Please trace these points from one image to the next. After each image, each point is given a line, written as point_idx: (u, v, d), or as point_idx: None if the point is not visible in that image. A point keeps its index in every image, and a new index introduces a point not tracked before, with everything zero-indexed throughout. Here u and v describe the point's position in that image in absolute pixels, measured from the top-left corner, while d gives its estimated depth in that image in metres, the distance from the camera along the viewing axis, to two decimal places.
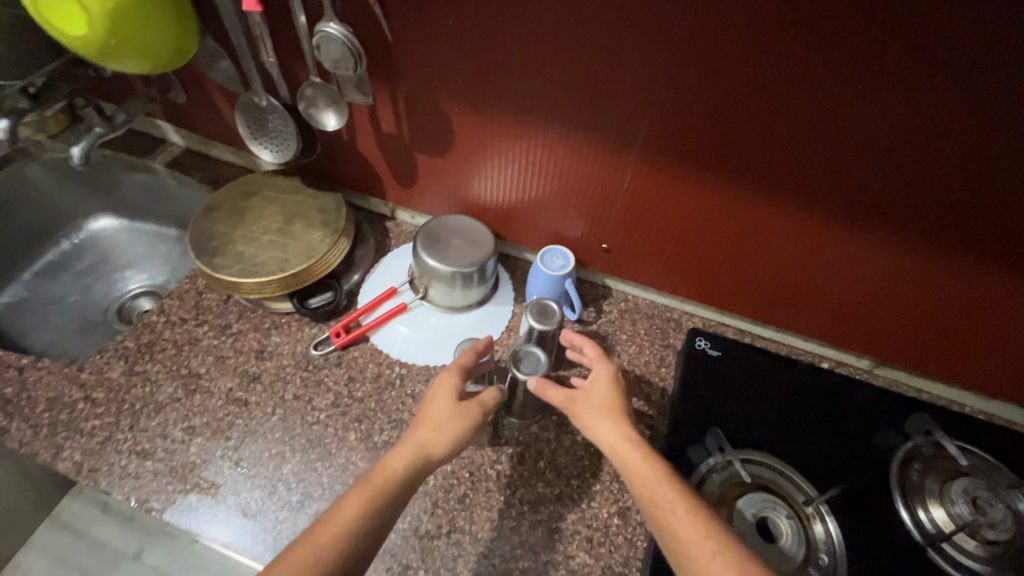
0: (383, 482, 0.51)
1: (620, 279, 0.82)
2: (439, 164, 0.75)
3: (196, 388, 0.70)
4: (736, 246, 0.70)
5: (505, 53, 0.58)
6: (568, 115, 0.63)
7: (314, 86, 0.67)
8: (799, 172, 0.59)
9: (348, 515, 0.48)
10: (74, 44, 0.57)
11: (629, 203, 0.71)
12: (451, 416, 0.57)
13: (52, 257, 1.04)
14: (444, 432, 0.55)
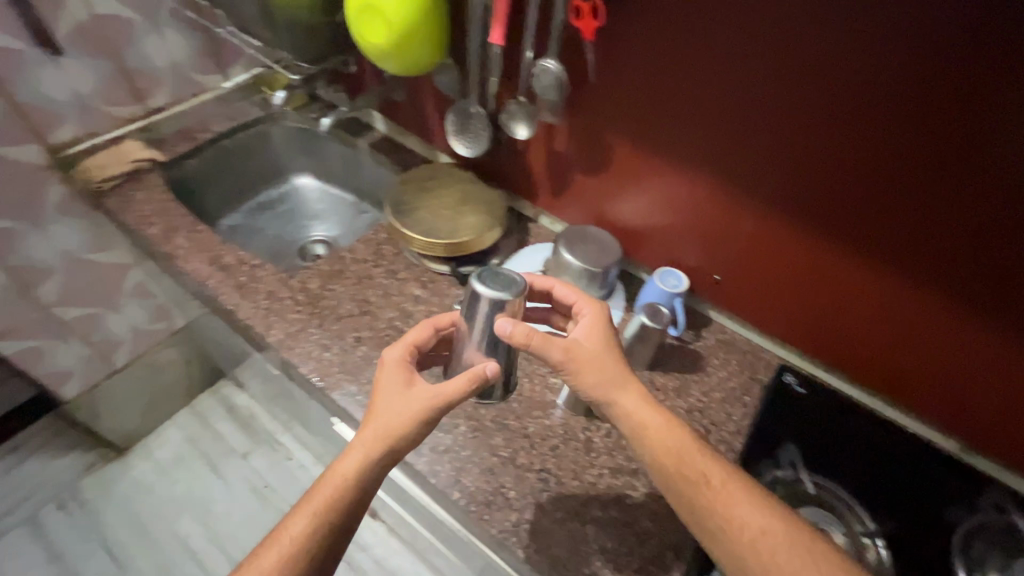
0: (328, 494, 0.60)
1: (724, 312, 0.91)
2: (593, 182, 0.91)
3: (367, 311, 0.90)
4: (832, 301, 0.77)
5: (677, 95, 0.73)
6: (701, 159, 0.77)
7: (518, 104, 0.82)
8: (898, 239, 0.67)
9: (293, 536, 0.59)
10: (369, 51, 0.81)
11: (747, 237, 0.80)
12: (395, 411, 0.63)
13: (265, 197, 1.34)
14: (389, 433, 0.62)
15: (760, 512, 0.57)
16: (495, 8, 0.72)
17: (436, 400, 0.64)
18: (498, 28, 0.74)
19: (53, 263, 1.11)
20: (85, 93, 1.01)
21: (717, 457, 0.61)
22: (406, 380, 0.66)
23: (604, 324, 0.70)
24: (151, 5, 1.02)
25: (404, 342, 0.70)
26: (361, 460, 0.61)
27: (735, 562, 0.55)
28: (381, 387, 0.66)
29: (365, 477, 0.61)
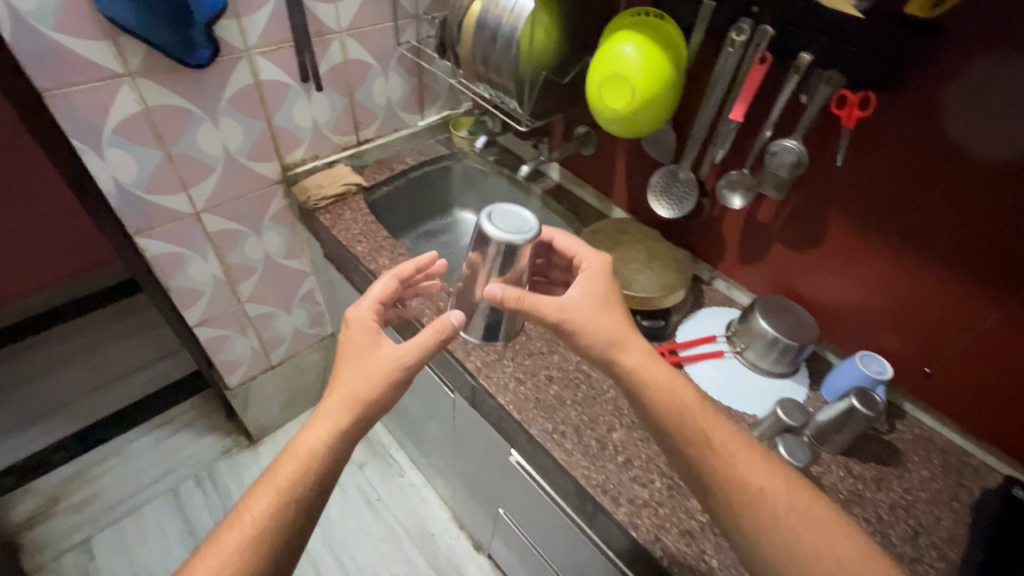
0: (296, 467, 0.65)
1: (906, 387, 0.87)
2: (790, 255, 0.91)
3: (556, 350, 0.93)
4: None
5: (930, 157, 0.69)
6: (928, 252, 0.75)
7: (739, 175, 0.85)
8: None
9: (254, 514, 0.63)
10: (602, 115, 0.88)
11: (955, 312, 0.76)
12: (365, 369, 0.71)
13: (432, 226, 1.44)
14: (362, 387, 0.69)
15: (769, 471, 0.66)
16: (744, 88, 0.77)
17: (401, 364, 0.71)
18: (741, 105, 0.78)
19: (257, 263, 1.24)
20: (321, 121, 1.15)
21: (728, 421, 0.69)
22: (370, 335, 0.74)
23: (609, 280, 0.80)
24: (387, 52, 1.16)
25: (372, 296, 0.78)
26: (333, 429, 0.67)
27: (735, 513, 0.64)
28: (351, 344, 0.74)
29: (333, 436, 0.67)
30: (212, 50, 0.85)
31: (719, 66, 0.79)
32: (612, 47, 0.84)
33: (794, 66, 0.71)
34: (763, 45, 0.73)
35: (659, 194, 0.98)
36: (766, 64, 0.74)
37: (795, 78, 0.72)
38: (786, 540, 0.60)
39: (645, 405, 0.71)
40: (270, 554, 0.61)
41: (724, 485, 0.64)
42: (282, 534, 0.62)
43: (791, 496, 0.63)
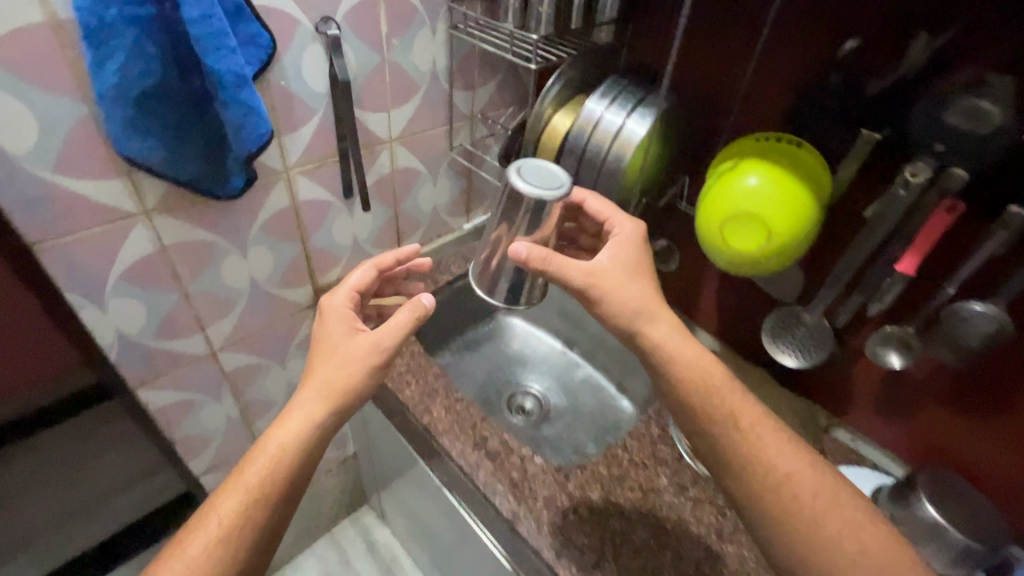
0: (257, 485, 0.63)
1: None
2: (951, 419, 0.73)
3: (667, 544, 0.74)
4: None
5: None
6: None
7: (897, 330, 0.69)
8: None
9: (220, 523, 0.61)
10: (724, 255, 0.71)
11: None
12: (340, 363, 0.69)
13: (473, 334, 1.26)
14: (340, 381, 0.68)
15: (801, 458, 0.61)
16: (919, 237, 0.61)
17: (375, 348, 0.70)
18: (913, 256, 0.62)
19: (280, 396, 1.05)
20: (362, 237, 0.99)
21: (788, 444, 0.62)
22: (348, 329, 0.73)
23: (642, 249, 0.72)
24: (438, 157, 1.02)
25: (345, 287, 0.78)
26: (307, 420, 0.66)
27: (759, 504, 0.59)
28: (327, 338, 0.72)
29: (306, 436, 0.66)
30: (245, 180, 0.69)
31: (885, 206, 0.64)
32: (740, 179, 0.69)
33: (1001, 223, 0.55)
34: (950, 188, 0.58)
35: (779, 342, 0.79)
36: (954, 213, 0.59)
37: (1001, 235, 0.56)
38: (816, 537, 0.56)
39: (670, 379, 0.67)
40: (244, 552, 0.62)
41: (752, 492, 0.59)
42: (236, 537, 0.61)
43: (816, 484, 0.59)
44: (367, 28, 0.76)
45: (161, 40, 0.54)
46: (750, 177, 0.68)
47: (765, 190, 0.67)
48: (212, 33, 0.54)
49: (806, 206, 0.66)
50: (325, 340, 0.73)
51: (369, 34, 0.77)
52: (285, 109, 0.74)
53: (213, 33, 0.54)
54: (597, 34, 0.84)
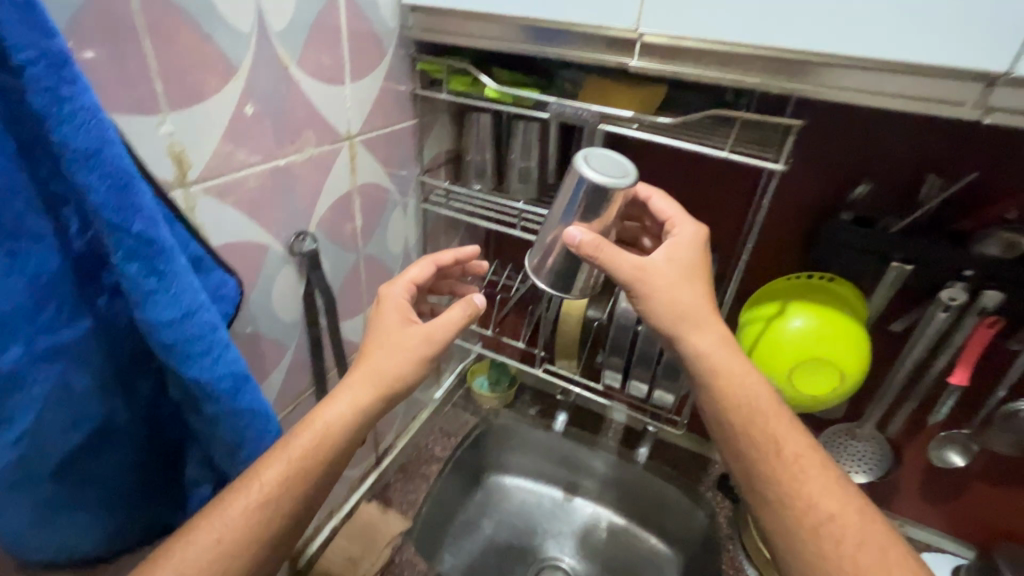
0: (306, 463, 0.42)
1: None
2: (998, 497, 0.75)
3: None
4: None
5: None
6: None
7: (951, 434, 0.71)
8: None
9: (259, 483, 0.40)
10: (791, 397, 0.67)
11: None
12: (399, 350, 0.50)
13: (461, 518, 0.94)
14: (395, 373, 0.49)
15: (847, 497, 0.46)
16: (966, 352, 0.64)
17: (431, 341, 0.51)
18: (965, 368, 0.65)
19: None
20: None
21: (835, 480, 0.47)
22: (403, 317, 0.53)
23: (700, 255, 0.54)
24: None
25: (406, 280, 0.57)
26: (357, 409, 0.46)
27: (795, 551, 0.45)
28: (380, 326, 0.52)
29: (361, 431, 0.46)
30: (212, 485, 0.45)
31: (920, 326, 0.66)
32: (790, 320, 0.66)
33: None
34: (987, 309, 0.61)
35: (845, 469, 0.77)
36: (995, 327, 0.63)
37: None
38: None
39: (707, 396, 0.51)
40: (259, 561, 0.40)
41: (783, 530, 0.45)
42: (271, 530, 0.40)
43: (866, 533, 0.44)
44: (341, 232, 0.60)
45: (102, 360, 0.34)
46: (792, 322, 0.66)
47: (821, 327, 0.65)
48: (195, 336, 0.34)
49: (860, 336, 0.65)
50: (379, 322, 0.52)
51: (343, 237, 0.61)
52: (251, 362, 0.53)
53: (199, 334, 0.34)
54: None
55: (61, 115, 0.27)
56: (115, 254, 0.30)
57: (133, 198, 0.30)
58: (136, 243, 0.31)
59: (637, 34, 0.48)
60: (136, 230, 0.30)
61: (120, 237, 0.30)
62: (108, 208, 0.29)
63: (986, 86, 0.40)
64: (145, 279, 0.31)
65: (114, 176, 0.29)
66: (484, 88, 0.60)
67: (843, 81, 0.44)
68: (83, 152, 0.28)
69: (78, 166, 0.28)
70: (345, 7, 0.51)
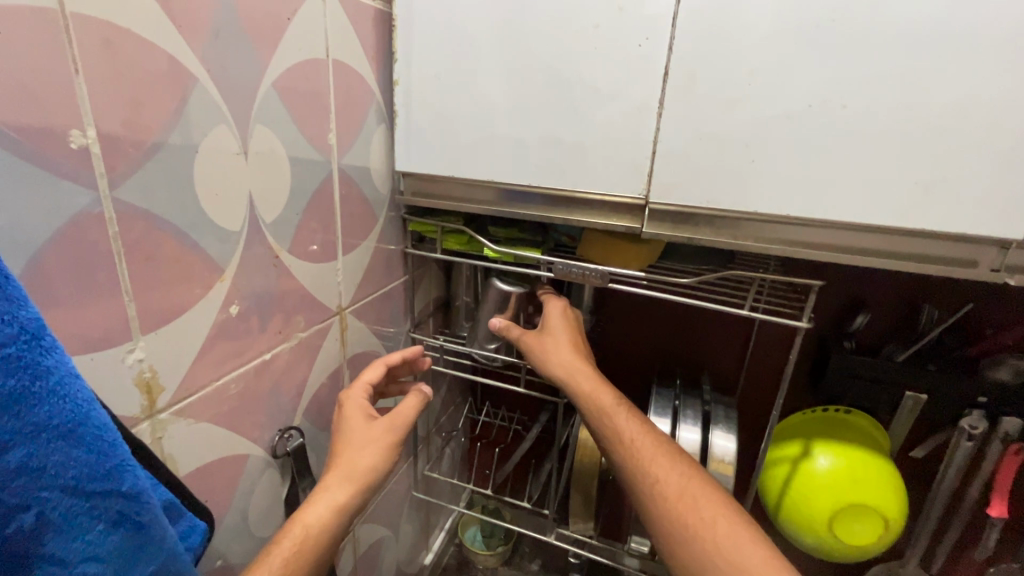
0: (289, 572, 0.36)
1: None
2: None
3: None
4: None
5: None
6: None
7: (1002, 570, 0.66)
8: None
9: None
10: (842, 547, 0.61)
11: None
12: (371, 443, 0.46)
13: None
14: (369, 466, 0.44)
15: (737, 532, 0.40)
16: (998, 482, 0.60)
17: (398, 428, 0.48)
18: (1001, 500, 0.60)
19: None
20: None
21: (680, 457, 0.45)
22: (366, 414, 0.48)
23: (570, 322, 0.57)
24: (398, 503, 0.74)
25: (362, 381, 0.51)
26: (337, 505, 0.41)
27: None
28: (341, 426, 0.47)
29: (342, 529, 0.41)
30: None
31: (949, 455, 0.62)
32: (820, 460, 0.62)
33: None
34: (1010, 435, 0.59)
35: None
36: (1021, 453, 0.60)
37: None
38: None
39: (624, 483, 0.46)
40: None
41: None
42: None
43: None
44: (328, 412, 0.53)
45: None
46: (820, 462, 0.62)
47: (846, 463, 0.61)
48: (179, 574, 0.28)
49: (892, 471, 0.62)
50: (343, 419, 0.47)
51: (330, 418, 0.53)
52: None
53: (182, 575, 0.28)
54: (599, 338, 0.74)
55: (44, 393, 0.21)
56: (101, 524, 0.24)
57: (120, 453, 0.25)
58: (125, 504, 0.25)
59: (644, 200, 0.47)
60: (127, 488, 0.25)
61: (107, 507, 0.24)
62: (96, 477, 0.23)
63: (1002, 249, 0.40)
64: (128, 543, 0.25)
65: (102, 437, 0.24)
66: (481, 247, 0.58)
67: (858, 244, 0.43)
68: (72, 424, 0.22)
69: (60, 444, 0.22)
70: (339, 182, 0.48)
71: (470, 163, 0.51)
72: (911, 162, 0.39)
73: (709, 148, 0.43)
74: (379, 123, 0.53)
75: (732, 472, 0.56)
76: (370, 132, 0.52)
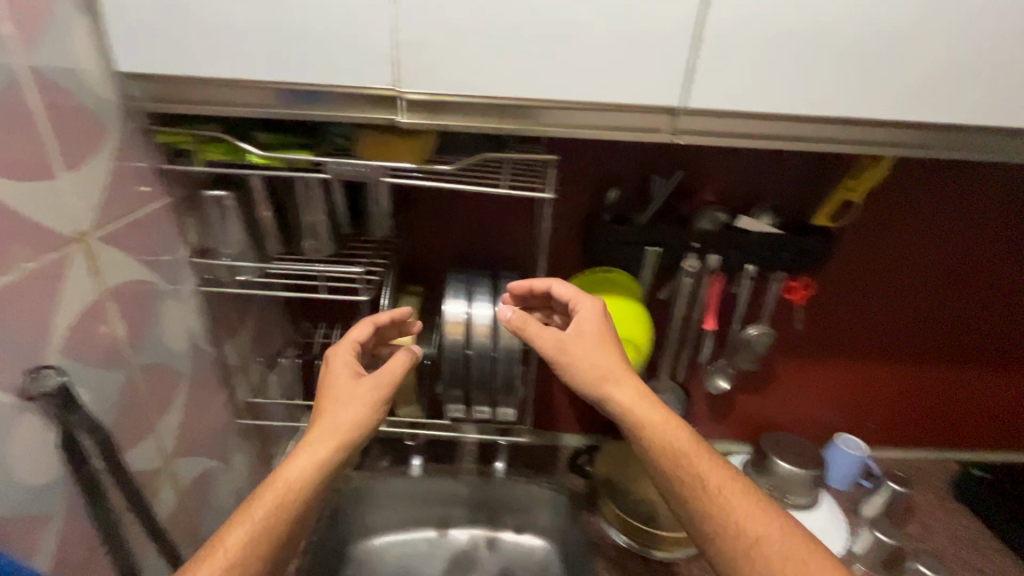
0: (276, 510, 0.50)
1: (881, 445, 1.03)
2: (755, 402, 0.98)
3: None
4: (970, 398, 0.99)
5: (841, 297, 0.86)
6: (862, 352, 0.92)
7: (716, 365, 0.91)
8: (1002, 340, 0.92)
9: (231, 544, 0.48)
10: None
11: (907, 384, 0.97)
12: (352, 401, 0.55)
13: None
14: (351, 423, 0.54)
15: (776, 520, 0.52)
16: (708, 304, 0.82)
17: (381, 385, 0.57)
18: (711, 316, 0.83)
19: None
20: None
21: (719, 461, 0.55)
22: (352, 373, 0.58)
23: (602, 324, 0.61)
24: (222, 433, 0.73)
25: (349, 338, 0.62)
26: (314, 461, 0.52)
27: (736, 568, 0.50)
28: (328, 385, 0.57)
29: (320, 480, 0.52)
30: None
31: (676, 291, 0.82)
32: None
33: (744, 277, 0.80)
34: (712, 268, 0.79)
35: None
36: (721, 281, 0.81)
37: (740, 285, 0.82)
38: None
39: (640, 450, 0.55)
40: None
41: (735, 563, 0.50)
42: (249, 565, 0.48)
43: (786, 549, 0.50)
44: (97, 349, 0.49)
45: None
46: None
47: None
48: None
49: (639, 310, 0.79)
50: (333, 373, 0.58)
51: (100, 355, 0.49)
52: None
53: None
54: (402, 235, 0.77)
55: None
56: None
57: None
58: None
59: (397, 91, 0.49)
60: None
61: None
62: None
63: (671, 117, 0.52)
64: None
65: None
66: (245, 155, 0.56)
67: (574, 122, 0.51)
68: None
69: None
70: (35, 86, 0.41)
71: (207, 61, 0.47)
72: (600, 44, 0.47)
73: (445, 37, 0.46)
74: (79, 15, 0.45)
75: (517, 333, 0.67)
76: (66, 24, 0.44)
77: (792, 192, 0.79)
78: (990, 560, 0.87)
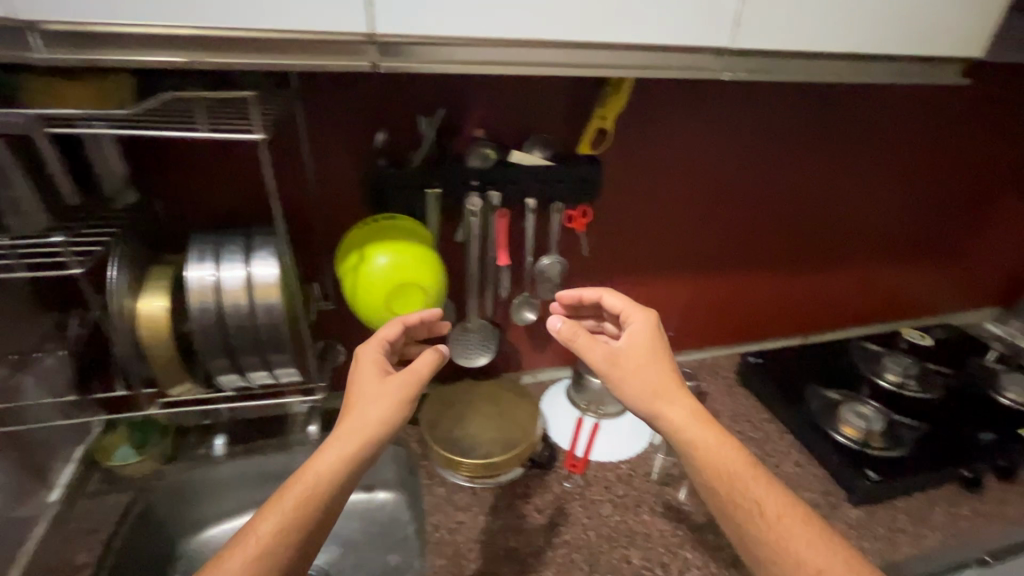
0: (299, 504, 0.54)
1: (683, 348, 1.17)
2: None
3: (526, 553, 0.81)
4: (745, 295, 1.14)
5: (621, 214, 0.94)
6: (648, 265, 1.02)
7: (522, 298, 0.95)
8: (762, 240, 1.07)
9: (261, 534, 0.52)
10: (404, 319, 0.77)
11: (694, 291, 1.09)
12: (380, 398, 0.60)
13: None
14: (377, 420, 0.58)
15: (803, 526, 0.56)
16: (499, 239, 0.83)
17: (411, 383, 0.62)
18: (503, 251, 0.84)
19: None
20: None
21: (770, 480, 0.59)
22: (380, 368, 0.63)
23: (654, 336, 0.67)
24: None
25: (377, 336, 0.67)
26: (341, 454, 0.56)
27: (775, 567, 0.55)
28: (360, 377, 0.62)
29: (348, 472, 0.56)
30: None
31: (464, 230, 0.83)
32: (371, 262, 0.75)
33: (528, 210, 0.81)
34: (496, 204, 0.80)
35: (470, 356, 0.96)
36: (507, 216, 0.82)
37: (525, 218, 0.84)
38: None
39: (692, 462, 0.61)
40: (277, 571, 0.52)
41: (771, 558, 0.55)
42: (276, 557, 0.51)
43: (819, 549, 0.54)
44: None
45: None
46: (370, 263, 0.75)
47: (386, 258, 0.75)
48: None
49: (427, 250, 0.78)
50: (362, 369, 0.63)
51: None
52: None
53: None
54: (152, 206, 0.70)
55: None
56: None
57: None
58: None
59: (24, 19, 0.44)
60: None
61: None
62: None
63: (371, 44, 0.51)
64: None
65: None
66: None
67: (261, 53, 0.49)
68: None
69: None
70: None
71: None
72: None
73: None
74: None
75: (277, 290, 0.63)
76: None
77: (557, 124, 0.83)
78: (759, 427, 1.03)
